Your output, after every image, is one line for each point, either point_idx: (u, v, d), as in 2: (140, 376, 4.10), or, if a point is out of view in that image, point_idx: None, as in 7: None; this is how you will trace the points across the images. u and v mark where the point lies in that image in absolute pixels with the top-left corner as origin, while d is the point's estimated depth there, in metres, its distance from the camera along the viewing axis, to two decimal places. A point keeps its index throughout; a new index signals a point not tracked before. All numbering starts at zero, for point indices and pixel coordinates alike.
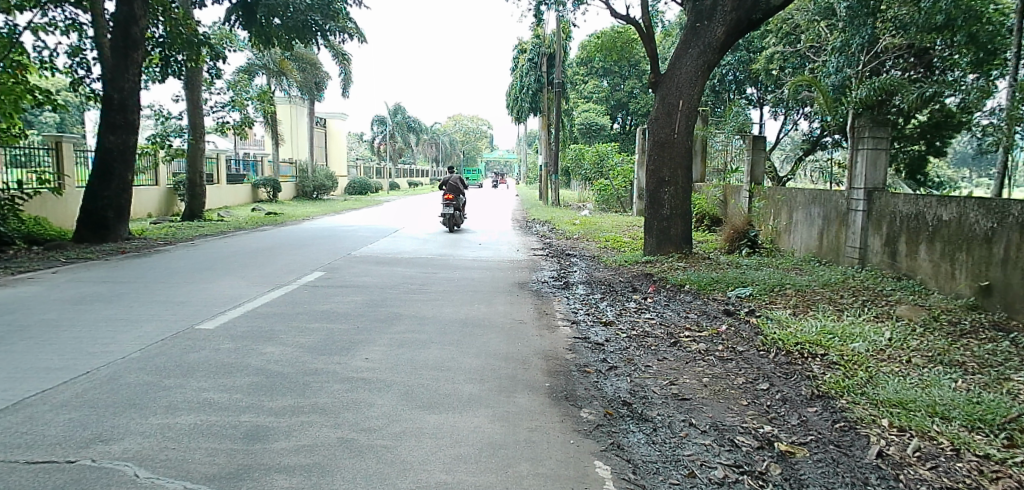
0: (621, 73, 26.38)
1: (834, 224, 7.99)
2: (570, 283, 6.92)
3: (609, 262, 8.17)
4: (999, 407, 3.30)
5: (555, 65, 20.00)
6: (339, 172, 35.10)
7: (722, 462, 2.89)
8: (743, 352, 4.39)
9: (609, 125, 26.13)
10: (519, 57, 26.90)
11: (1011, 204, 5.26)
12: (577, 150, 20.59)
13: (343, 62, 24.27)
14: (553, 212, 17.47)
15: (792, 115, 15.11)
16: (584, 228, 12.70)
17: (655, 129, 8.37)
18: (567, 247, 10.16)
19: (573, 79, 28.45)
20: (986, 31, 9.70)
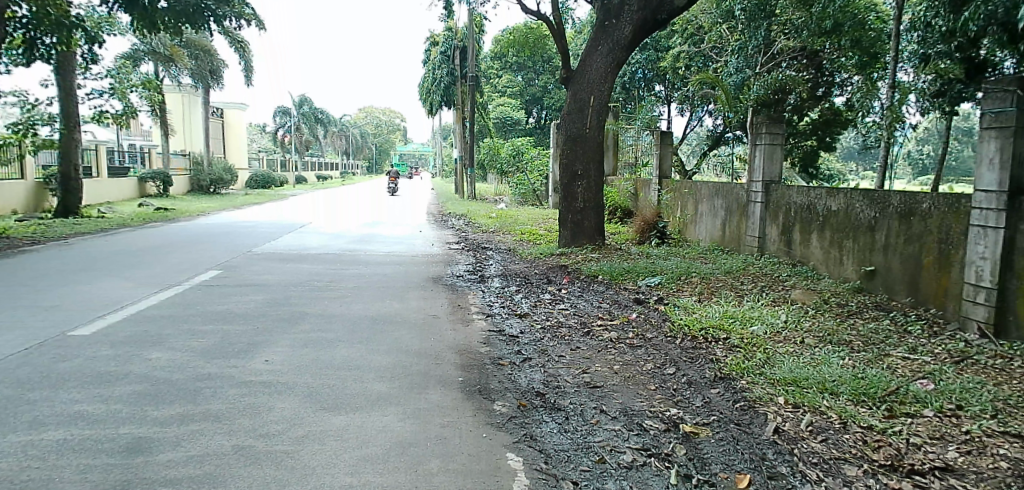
0: (535, 68, 26.67)
1: (735, 215, 8.43)
2: (486, 276, 6.90)
3: (525, 255, 8.23)
4: (880, 382, 3.61)
5: (468, 58, 19.88)
6: (239, 165, 33.50)
7: (631, 446, 2.96)
8: (652, 338, 4.54)
9: (524, 119, 26.43)
10: (431, 50, 26.50)
11: (890, 195, 5.74)
12: (493, 144, 20.66)
13: (240, 50, 23.10)
14: (469, 206, 17.43)
15: (697, 112, 15.64)
16: (500, 221, 12.72)
17: (567, 124, 8.50)
18: (483, 240, 10.14)
19: (488, 73, 28.79)
20: (868, 36, 10.27)
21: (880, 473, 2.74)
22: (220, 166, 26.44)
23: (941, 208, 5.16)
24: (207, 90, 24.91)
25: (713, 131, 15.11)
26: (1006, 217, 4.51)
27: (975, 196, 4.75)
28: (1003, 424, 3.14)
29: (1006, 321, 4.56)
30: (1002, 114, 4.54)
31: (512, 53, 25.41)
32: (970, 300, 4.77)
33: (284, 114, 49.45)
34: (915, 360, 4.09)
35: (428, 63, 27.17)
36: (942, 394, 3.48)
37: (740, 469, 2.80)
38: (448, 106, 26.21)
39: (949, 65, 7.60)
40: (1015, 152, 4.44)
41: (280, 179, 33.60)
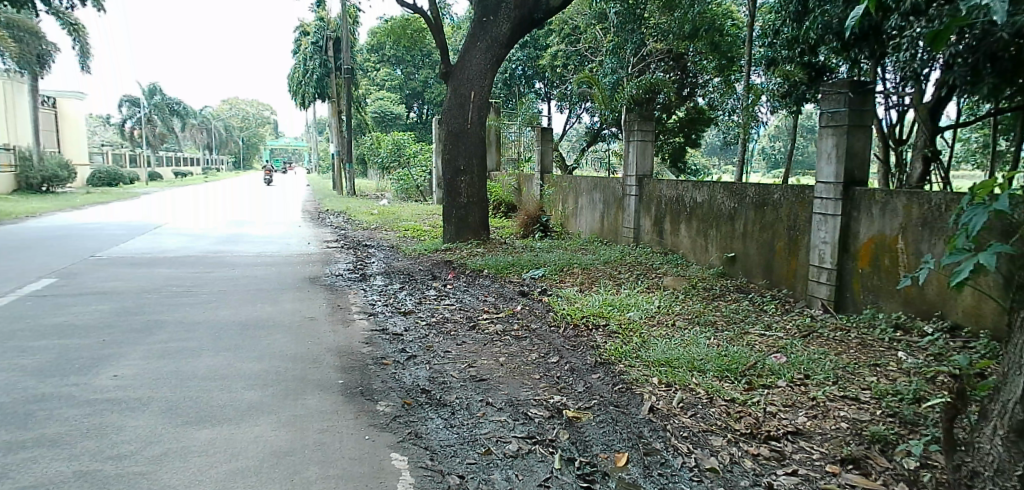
0: (414, 62, 26.20)
1: (612, 208, 8.83)
2: (368, 274, 6.70)
3: (409, 252, 8.09)
4: (741, 358, 3.93)
5: (342, 50, 19.16)
6: (77, 160, 30.02)
7: (516, 435, 3.00)
8: (537, 329, 4.62)
9: (404, 114, 25.98)
10: (302, 41, 25.25)
11: (746, 187, 6.25)
12: (373, 139, 20.10)
13: (77, 34, 20.70)
14: (348, 203, 16.85)
15: (575, 109, 16.14)
16: (382, 218, 12.41)
17: (448, 119, 8.47)
18: (364, 238, 9.84)
19: (365, 66, 27.99)
20: (725, 41, 11.03)
21: (742, 440, 3.00)
22: (53, 162, 23.55)
23: (790, 198, 5.70)
24: (35, 76, 22.04)
25: (591, 127, 15.67)
26: (842, 205, 5.08)
27: (816, 188, 5.30)
28: (842, 389, 3.55)
29: (844, 297, 5.16)
30: (837, 113, 5.06)
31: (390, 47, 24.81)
32: (815, 280, 5.34)
33: (132, 104, 44.87)
34: (770, 336, 4.49)
35: (299, 54, 25.89)
36: (793, 365, 3.86)
37: (618, 448, 2.95)
38: (321, 99, 25.11)
39: (793, 69, 8.40)
40: (848, 147, 5.00)
41: (128, 176, 30.50)
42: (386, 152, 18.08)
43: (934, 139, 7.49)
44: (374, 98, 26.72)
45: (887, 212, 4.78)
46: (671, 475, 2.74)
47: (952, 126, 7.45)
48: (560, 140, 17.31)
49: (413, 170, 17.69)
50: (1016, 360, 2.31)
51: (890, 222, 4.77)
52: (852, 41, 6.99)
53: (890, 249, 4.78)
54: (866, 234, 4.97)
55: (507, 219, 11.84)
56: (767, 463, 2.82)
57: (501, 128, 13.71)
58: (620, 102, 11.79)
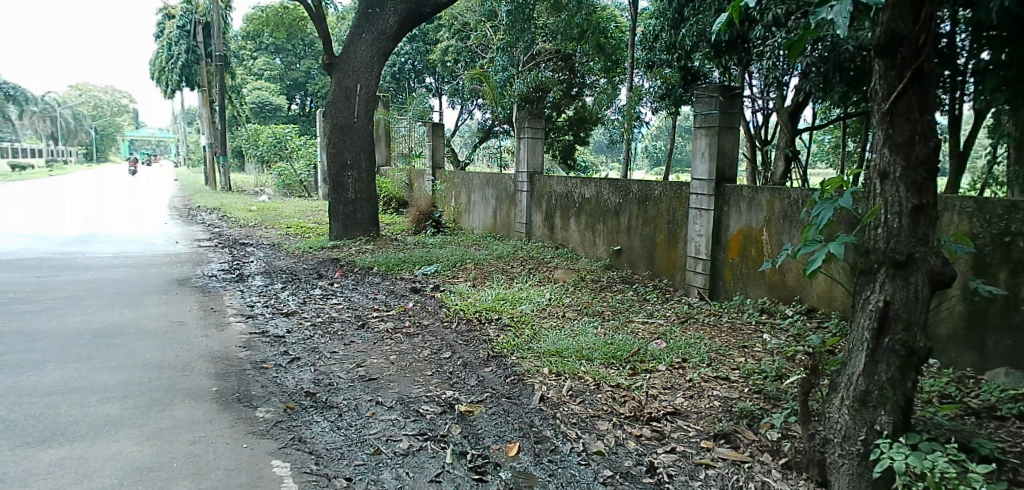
0: (296, 52, 24.88)
1: (505, 203, 8.93)
2: (245, 274, 6.32)
3: (292, 250, 7.72)
4: (626, 345, 4.12)
5: (214, 36, 17.88)
6: None
7: (407, 433, 2.95)
8: (428, 325, 4.58)
9: (286, 106, 24.67)
10: (167, 23, 23.26)
11: (630, 183, 6.54)
12: (251, 131, 18.91)
13: None
14: (223, 199, 15.76)
15: (467, 106, 16.06)
16: (262, 215, 11.74)
17: (333, 112, 8.17)
18: (241, 236, 9.25)
19: (240, 54, 26.27)
20: (609, 44, 11.48)
21: (626, 423, 3.14)
22: None
23: (669, 194, 6.04)
24: None
25: (483, 123, 15.75)
26: (715, 200, 5.47)
27: (692, 184, 5.66)
28: (715, 370, 3.82)
29: (717, 285, 5.58)
30: (709, 115, 5.43)
31: (268, 34, 23.43)
32: (692, 270, 5.71)
33: None
34: (652, 323, 4.75)
35: (163, 37, 23.80)
36: (672, 350, 4.10)
37: (510, 439, 2.99)
38: (187, 86, 23.23)
39: (672, 74, 8.92)
40: (719, 146, 5.38)
41: None
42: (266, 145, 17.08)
43: (793, 141, 8.24)
44: (252, 88, 25.13)
45: (753, 206, 5.20)
46: (560, 461, 2.83)
47: (808, 129, 8.24)
48: (453, 136, 17.22)
49: (296, 164, 17.01)
50: (859, 336, 2.61)
51: (756, 216, 5.20)
52: (723, 48, 7.55)
53: (755, 240, 5.20)
54: (735, 227, 5.38)
55: (398, 216, 11.60)
56: (649, 443, 2.97)
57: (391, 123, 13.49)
58: (509, 99, 11.99)
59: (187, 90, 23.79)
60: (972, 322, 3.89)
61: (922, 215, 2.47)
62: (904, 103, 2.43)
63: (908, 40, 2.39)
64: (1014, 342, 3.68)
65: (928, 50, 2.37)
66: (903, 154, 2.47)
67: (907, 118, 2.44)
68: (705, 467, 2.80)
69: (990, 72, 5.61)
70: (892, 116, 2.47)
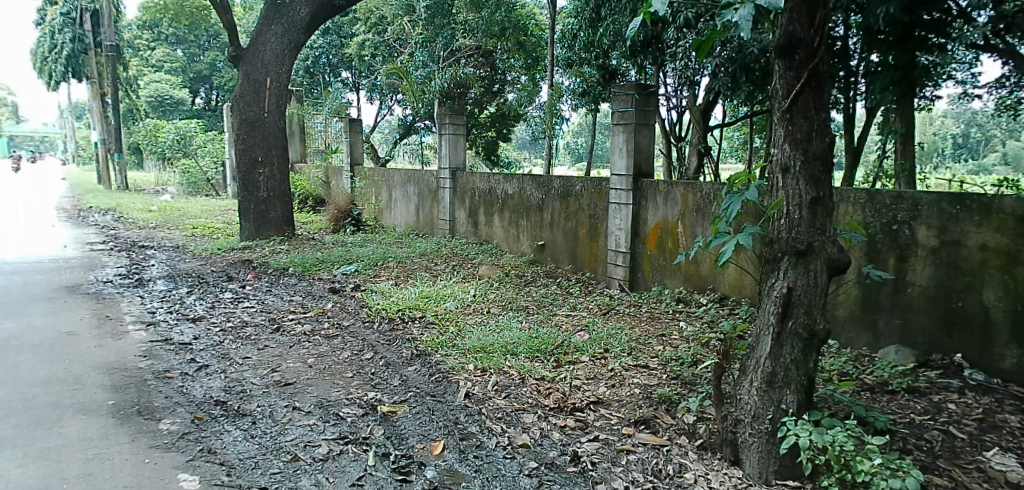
0: (198, 42, 23.39)
1: (427, 200, 8.85)
2: (145, 279, 5.93)
3: (198, 251, 7.32)
4: (551, 338, 4.18)
5: (105, 24, 16.61)
6: None
7: (326, 437, 2.87)
8: (349, 326, 4.46)
9: (189, 100, 23.17)
10: (50, 10, 21.39)
11: (552, 178, 6.63)
12: (150, 126, 17.70)
13: None
14: (120, 199, 14.70)
15: (387, 101, 15.70)
16: (164, 215, 11.05)
17: (241, 107, 7.81)
18: (140, 238, 8.66)
19: (135, 44, 24.52)
20: (530, 42, 11.51)
21: (550, 415, 3.18)
22: None
23: (589, 189, 6.16)
24: None
25: (402, 119, 14.87)
26: (633, 195, 5.63)
27: (611, 180, 5.80)
28: (635, 359, 3.93)
29: (636, 277, 5.76)
30: (626, 112, 5.57)
31: (167, 23, 21.93)
32: (613, 263, 5.87)
33: None
34: (575, 315, 4.84)
35: (44, 25, 21.87)
36: (594, 341, 4.19)
37: (434, 437, 2.96)
38: (75, 78, 21.45)
39: (590, 72, 9.10)
40: (636, 143, 5.53)
41: None
42: (167, 141, 15.99)
43: (705, 137, 8.61)
44: (149, 80, 23.48)
45: (669, 200, 5.39)
46: (486, 456, 2.83)
47: (719, 126, 8.63)
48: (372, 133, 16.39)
49: (201, 161, 16.20)
50: (765, 321, 2.76)
51: (671, 210, 5.39)
52: (637, 48, 7.79)
53: (671, 233, 5.40)
54: (653, 220, 5.56)
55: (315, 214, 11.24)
56: (573, 433, 3.02)
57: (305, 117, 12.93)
58: (429, 94, 11.94)
59: (74, 82, 21.96)
60: (866, 304, 4.20)
61: (819, 206, 2.63)
62: (802, 102, 2.59)
63: (804, 42, 2.54)
64: (902, 322, 4.00)
65: (822, 52, 2.53)
66: (802, 149, 2.63)
67: (804, 115, 2.60)
68: (626, 453, 2.88)
69: (879, 73, 6.07)
70: (791, 113, 2.62)
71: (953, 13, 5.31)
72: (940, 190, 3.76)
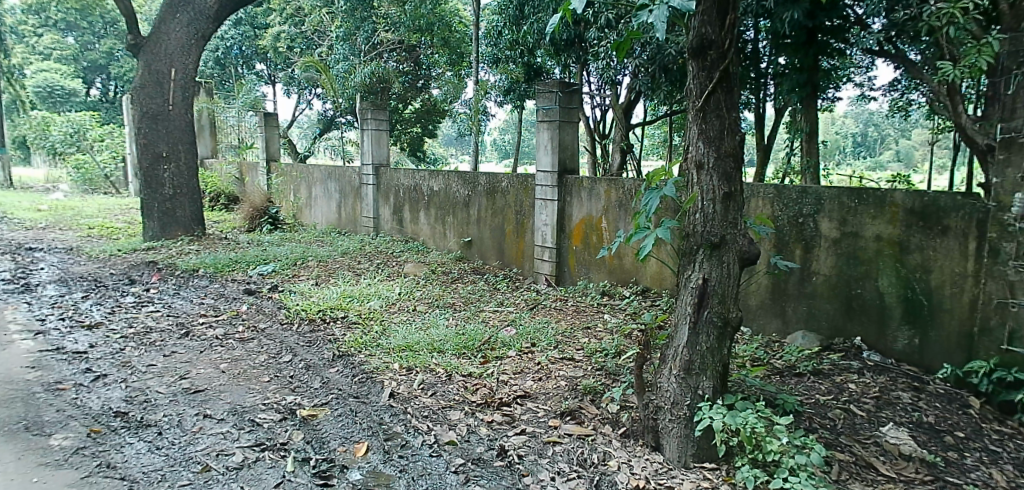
0: (92, 30, 21.60)
1: (350, 197, 8.64)
2: (33, 284, 5.48)
3: (95, 253, 6.84)
4: (478, 334, 4.17)
5: None
6: None
7: (241, 445, 2.75)
8: (265, 329, 4.29)
9: (83, 91, 21.36)
10: None
11: (477, 175, 6.62)
12: (38, 119, 16.31)
13: None
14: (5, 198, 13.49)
15: (304, 94, 14.86)
16: (56, 215, 10.23)
17: (142, 99, 7.36)
18: (29, 240, 8.00)
19: (20, 29, 22.53)
20: (454, 37, 11.39)
21: (477, 410, 3.18)
22: None
23: (516, 186, 6.20)
24: None
25: (322, 115, 14.05)
26: (559, 191, 5.71)
27: (537, 176, 5.86)
28: (561, 352, 3.99)
29: (563, 272, 5.85)
30: (549, 110, 5.64)
31: (57, 7, 20.25)
32: (540, 258, 5.94)
33: None
34: (502, 311, 4.86)
35: None
36: (520, 336, 4.22)
37: (358, 439, 2.89)
38: None
39: (516, 69, 9.13)
40: (560, 140, 5.61)
41: None
42: (58, 135, 14.79)
43: (627, 135, 8.85)
44: (38, 70, 21.58)
45: (592, 196, 5.49)
46: (411, 455, 2.79)
47: (640, 124, 8.90)
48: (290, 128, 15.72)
49: (99, 157, 15.10)
50: (682, 312, 2.86)
51: (595, 206, 5.50)
52: (561, 46, 7.90)
53: (596, 228, 5.50)
54: (577, 216, 5.66)
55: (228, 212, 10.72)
56: (500, 428, 3.03)
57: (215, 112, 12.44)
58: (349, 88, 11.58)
59: None
60: (776, 293, 4.44)
61: (731, 201, 2.74)
62: (714, 101, 2.70)
63: (715, 44, 2.66)
64: (808, 308, 4.26)
65: (732, 54, 2.65)
66: (715, 147, 2.73)
67: (717, 114, 2.71)
68: (553, 444, 2.91)
69: (786, 75, 6.44)
70: (704, 112, 2.72)
71: (851, 20, 5.70)
72: (840, 185, 4.01)
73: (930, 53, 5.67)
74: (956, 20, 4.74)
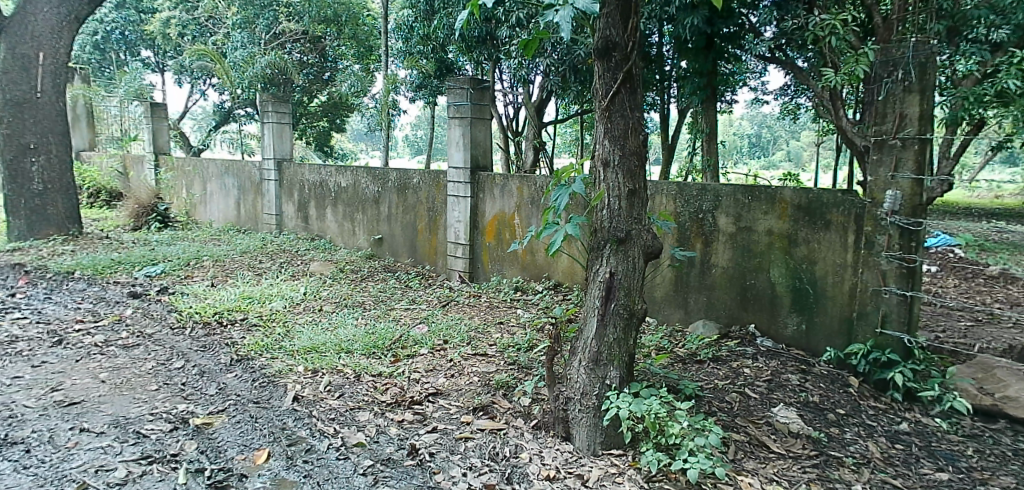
0: None
1: (250, 194, 8.24)
2: None
3: None
4: (388, 333, 4.09)
5: None
6: None
7: (125, 459, 2.55)
8: (153, 334, 3.99)
9: None
10: None
11: (388, 171, 6.48)
12: None
13: None
14: None
15: (197, 84, 13.96)
16: None
17: (4, 84, 6.64)
18: None
19: None
20: (362, 30, 11.36)
21: (387, 410, 3.11)
22: None
23: (427, 182, 6.12)
24: None
25: (218, 107, 13.28)
26: (470, 188, 5.69)
27: (449, 172, 5.81)
28: (474, 348, 3.98)
29: (476, 269, 5.84)
30: (461, 106, 5.62)
31: None
32: (453, 255, 5.90)
33: None
34: (413, 309, 4.79)
35: None
36: (432, 334, 4.17)
37: (258, 446, 2.75)
38: None
39: (427, 65, 9.01)
40: (472, 137, 5.60)
41: None
42: None
43: (539, 133, 8.97)
44: None
45: (505, 193, 5.52)
46: (316, 459, 2.68)
47: (552, 122, 9.03)
48: (181, 120, 14.72)
49: None
50: (591, 305, 2.92)
51: (507, 203, 5.53)
52: (472, 43, 7.90)
53: (508, 224, 5.54)
54: (490, 212, 5.67)
55: (109, 209, 9.89)
56: (411, 427, 2.98)
57: (92, 99, 11.42)
58: (246, 79, 10.88)
59: None
60: (678, 285, 4.65)
61: (636, 197, 2.83)
62: (619, 101, 2.78)
63: (619, 46, 2.74)
64: (708, 299, 4.49)
65: (634, 56, 2.74)
66: (620, 146, 2.81)
67: (622, 114, 2.79)
68: (465, 440, 2.90)
69: (688, 78, 6.72)
70: (609, 112, 2.79)
71: (745, 27, 6.04)
72: (735, 183, 4.24)
73: (815, 61, 6.14)
74: (837, 30, 5.17)
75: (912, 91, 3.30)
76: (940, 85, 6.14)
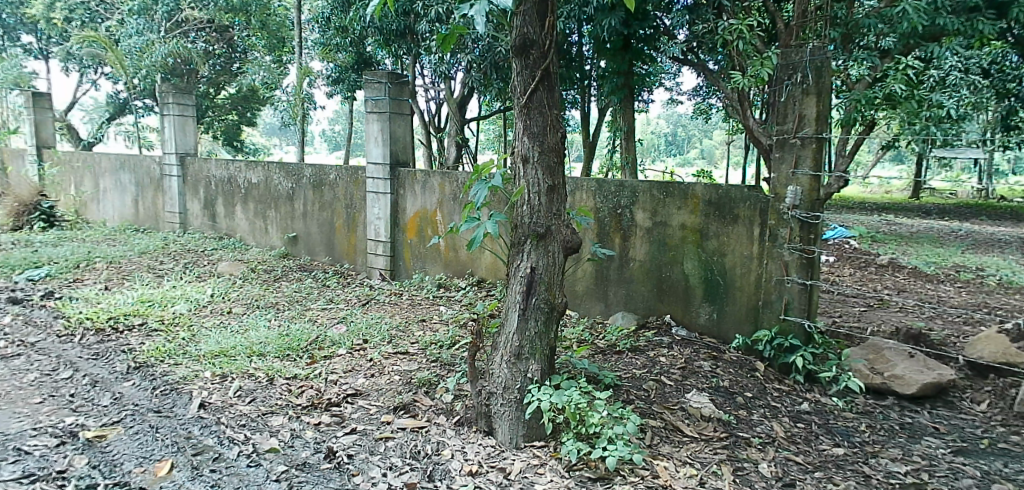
0: None
1: (149, 191, 7.74)
2: None
3: None
4: (303, 334, 3.94)
5: None
6: None
7: (4, 479, 2.35)
8: (37, 343, 3.67)
9: None
10: None
11: (302, 167, 6.25)
12: None
13: None
14: None
15: (88, 72, 13.02)
16: None
17: None
18: None
19: None
20: (273, 21, 10.70)
21: (303, 414, 3.00)
22: None
23: (344, 178, 5.95)
24: None
25: (112, 97, 12.40)
26: (390, 184, 5.58)
27: (368, 168, 5.67)
28: (394, 346, 3.91)
29: (397, 266, 5.74)
30: (379, 101, 5.51)
31: None
32: (373, 253, 5.77)
33: None
34: (331, 308, 4.65)
35: None
36: (351, 333, 4.06)
37: (159, 457, 2.58)
38: None
39: (344, 58, 8.77)
40: (391, 132, 5.50)
41: None
42: None
43: (462, 129, 8.92)
44: None
45: (426, 189, 5.45)
46: (225, 468, 2.55)
47: (475, 119, 9.00)
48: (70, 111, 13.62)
49: None
50: (512, 300, 2.93)
51: (428, 199, 5.47)
52: (390, 36, 7.76)
53: (430, 221, 5.47)
54: (412, 209, 5.59)
55: None
56: (328, 429, 2.89)
57: None
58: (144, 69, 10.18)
59: None
60: (599, 278, 4.77)
61: (555, 193, 2.86)
62: (536, 99, 2.79)
63: (536, 44, 2.76)
64: (626, 292, 4.63)
65: (551, 55, 2.78)
66: (539, 142, 2.83)
67: (540, 111, 2.81)
68: (385, 440, 2.84)
69: (606, 77, 6.91)
70: (528, 109, 2.81)
71: (660, 30, 6.27)
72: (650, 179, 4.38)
73: (724, 63, 6.43)
74: (744, 35, 5.44)
75: (810, 93, 3.51)
76: (837, 88, 6.58)
